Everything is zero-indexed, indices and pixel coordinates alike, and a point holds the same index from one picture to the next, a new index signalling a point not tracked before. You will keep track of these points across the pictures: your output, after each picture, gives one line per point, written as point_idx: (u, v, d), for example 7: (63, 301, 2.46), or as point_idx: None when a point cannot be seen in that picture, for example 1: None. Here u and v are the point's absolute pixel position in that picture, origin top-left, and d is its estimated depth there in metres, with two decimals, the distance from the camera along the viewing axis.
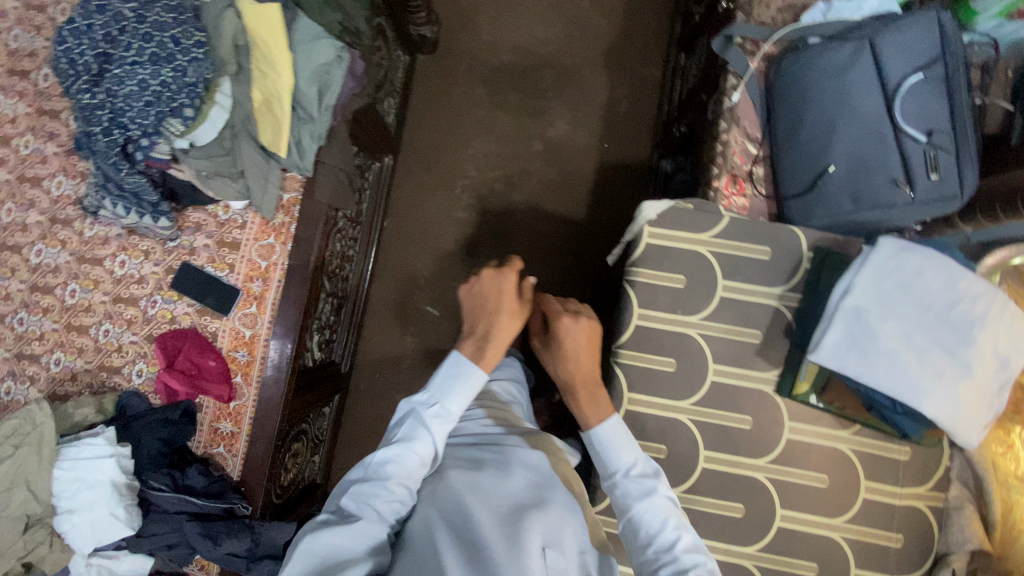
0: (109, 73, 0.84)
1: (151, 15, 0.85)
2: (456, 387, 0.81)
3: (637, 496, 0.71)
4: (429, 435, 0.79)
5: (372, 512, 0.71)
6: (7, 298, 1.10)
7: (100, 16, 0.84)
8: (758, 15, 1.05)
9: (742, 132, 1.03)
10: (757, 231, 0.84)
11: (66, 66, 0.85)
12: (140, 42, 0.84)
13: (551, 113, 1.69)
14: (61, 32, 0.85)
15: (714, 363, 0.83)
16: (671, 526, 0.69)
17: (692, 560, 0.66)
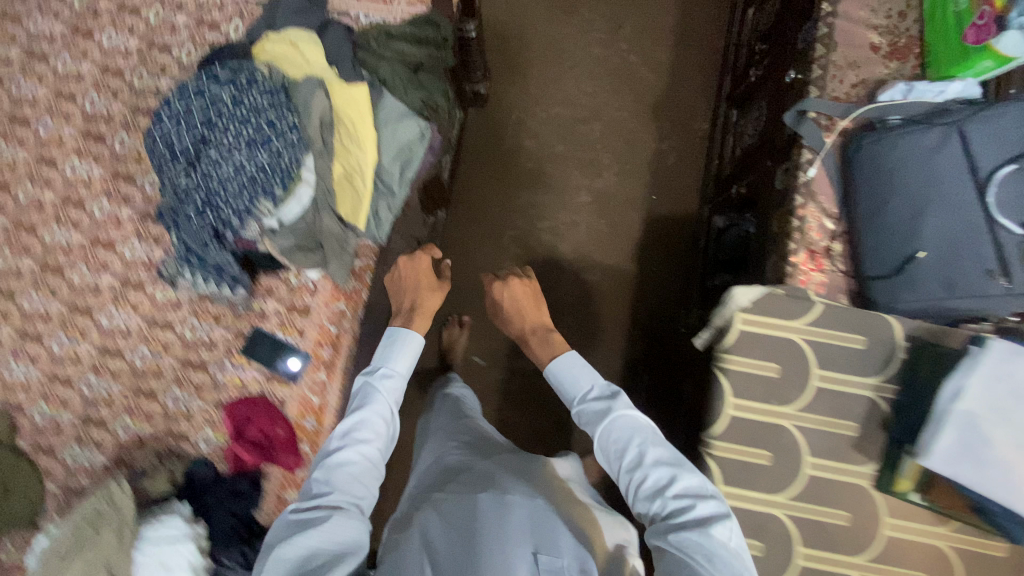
0: (206, 157, 0.85)
1: (248, 100, 0.87)
2: (395, 351, 0.92)
3: (600, 421, 0.81)
4: (378, 402, 0.85)
5: (336, 485, 0.73)
6: (78, 361, 1.11)
7: (200, 101, 0.87)
8: (832, 90, 1.05)
9: (819, 208, 1.02)
10: (851, 320, 0.84)
11: (165, 150, 0.87)
12: (237, 126, 0.86)
13: (599, 165, 1.69)
14: (162, 116, 0.88)
15: (809, 456, 0.82)
16: (635, 442, 0.76)
17: (665, 474, 0.72)
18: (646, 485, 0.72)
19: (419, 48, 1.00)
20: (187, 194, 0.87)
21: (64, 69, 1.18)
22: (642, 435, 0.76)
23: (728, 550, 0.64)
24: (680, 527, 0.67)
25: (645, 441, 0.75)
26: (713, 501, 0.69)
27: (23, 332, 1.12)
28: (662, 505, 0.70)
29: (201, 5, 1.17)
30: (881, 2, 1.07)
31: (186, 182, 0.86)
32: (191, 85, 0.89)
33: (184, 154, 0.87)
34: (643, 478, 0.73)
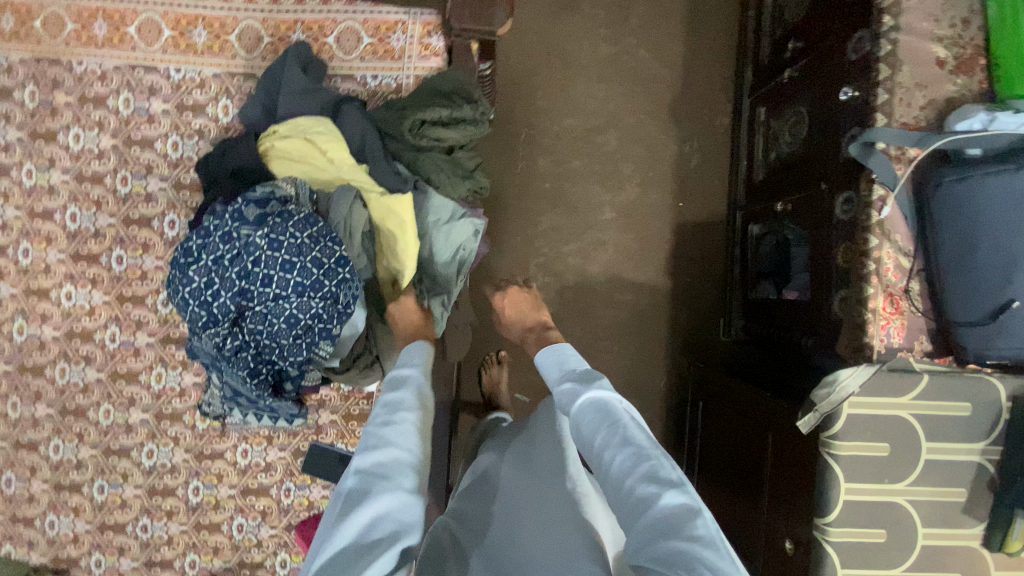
0: (253, 313, 0.78)
1: (287, 239, 0.77)
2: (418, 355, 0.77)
3: (571, 401, 0.69)
4: (421, 381, 0.73)
5: (397, 457, 0.62)
6: (126, 505, 1.03)
7: (233, 249, 0.76)
8: (900, 116, 0.97)
9: (894, 246, 0.97)
10: (956, 387, 0.81)
11: (199, 310, 0.78)
12: (281, 273, 0.77)
13: (620, 176, 1.59)
14: (190, 270, 0.78)
15: (923, 528, 0.82)
16: (605, 421, 0.63)
17: (633, 454, 0.58)
18: (617, 466, 0.58)
19: (457, 129, 0.89)
20: (237, 354, 0.80)
21: (30, 181, 1.01)
22: (618, 416, 0.63)
23: (712, 552, 0.50)
24: (654, 525, 0.52)
25: (621, 421, 0.62)
26: (687, 494, 0.54)
27: (56, 484, 1.02)
28: (633, 488, 0.56)
29: (177, 86, 1.01)
30: (944, 8, 0.98)
31: (232, 343, 0.79)
32: (214, 225, 0.79)
33: (224, 313, 0.78)
34: (613, 459, 0.59)
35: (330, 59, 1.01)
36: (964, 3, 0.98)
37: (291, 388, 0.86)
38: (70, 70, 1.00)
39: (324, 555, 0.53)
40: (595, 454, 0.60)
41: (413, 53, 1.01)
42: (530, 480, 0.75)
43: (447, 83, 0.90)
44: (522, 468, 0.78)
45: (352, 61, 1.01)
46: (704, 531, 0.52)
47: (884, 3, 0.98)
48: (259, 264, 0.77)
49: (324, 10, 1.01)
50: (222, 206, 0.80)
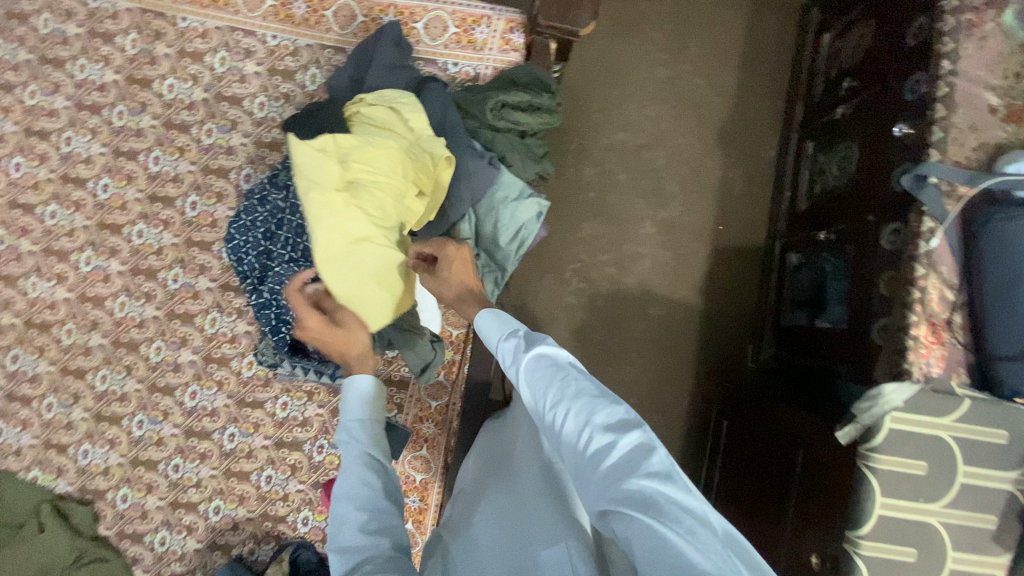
0: (273, 271, 0.94)
1: (301, 204, 0.93)
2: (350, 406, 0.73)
3: (518, 361, 0.68)
4: (361, 445, 0.69)
5: (359, 557, 0.58)
6: (161, 443, 1.05)
7: (263, 213, 0.95)
8: (954, 154, 1.01)
9: (940, 278, 0.99)
10: (997, 414, 0.83)
11: (235, 262, 0.96)
12: (295, 237, 0.93)
13: (663, 194, 1.64)
14: (229, 229, 0.96)
15: (953, 551, 0.82)
16: (555, 376, 0.63)
17: (584, 408, 0.59)
18: (569, 422, 0.59)
19: (532, 115, 0.96)
20: (262, 311, 0.95)
21: (120, 122, 1.07)
22: (563, 371, 0.63)
23: (664, 483, 0.53)
24: (610, 473, 0.55)
25: (568, 375, 0.63)
26: (637, 431, 0.57)
27: (98, 413, 1.05)
28: (588, 440, 0.58)
29: (271, 51, 1.07)
30: (997, 62, 1.02)
31: (258, 298, 0.95)
32: (251, 193, 0.97)
33: (253, 270, 0.96)
34: (564, 418, 0.60)
35: (416, 43, 1.07)
36: None
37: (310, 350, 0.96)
38: (174, 25, 1.08)
39: None
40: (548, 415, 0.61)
41: (495, 46, 1.07)
42: (496, 467, 0.84)
43: (527, 76, 0.96)
44: (489, 460, 0.87)
45: (435, 47, 1.08)
46: (653, 464, 0.54)
47: (946, 48, 1.03)
48: (281, 229, 0.95)
49: None
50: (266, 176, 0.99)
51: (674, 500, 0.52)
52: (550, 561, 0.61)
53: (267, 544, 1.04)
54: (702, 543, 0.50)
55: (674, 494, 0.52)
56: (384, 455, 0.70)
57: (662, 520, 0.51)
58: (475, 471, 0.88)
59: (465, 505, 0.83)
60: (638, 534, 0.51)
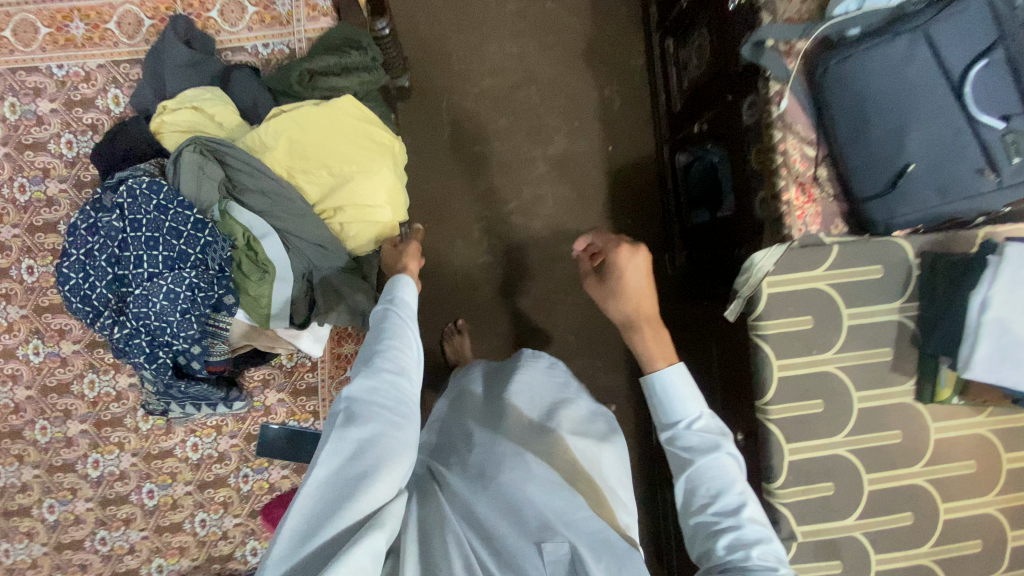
0: (131, 297, 0.77)
1: (142, 217, 0.77)
2: (408, 291, 0.78)
3: (706, 453, 0.74)
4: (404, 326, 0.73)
5: (383, 391, 0.64)
6: (78, 521, 0.99)
7: (94, 238, 0.77)
8: (784, 12, 1.00)
9: (798, 137, 0.99)
10: (866, 251, 0.84)
11: (82, 306, 0.78)
12: (147, 250, 0.77)
13: (547, 129, 1.60)
14: (60, 269, 0.78)
15: (857, 392, 0.85)
16: (736, 491, 0.71)
17: (755, 533, 0.67)
18: (730, 533, 0.67)
19: (346, 77, 0.88)
20: (130, 343, 0.78)
21: None
22: (741, 486, 0.71)
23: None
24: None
25: (745, 495, 0.70)
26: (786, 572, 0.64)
27: (3, 510, 0.98)
28: (742, 558, 0.65)
29: (62, 83, 0.98)
30: None
31: (122, 333, 0.78)
32: (73, 224, 0.78)
33: (107, 303, 0.78)
34: (730, 528, 0.68)
35: (217, 33, 0.99)
36: None
37: (197, 368, 0.81)
38: None
39: (324, 469, 0.57)
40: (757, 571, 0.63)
41: (302, 16, 1.00)
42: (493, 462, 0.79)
43: (343, 37, 0.91)
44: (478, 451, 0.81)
45: (240, 34, 1.00)
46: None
47: None
48: (125, 249, 0.77)
49: None
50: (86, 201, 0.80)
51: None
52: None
53: None
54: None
55: None
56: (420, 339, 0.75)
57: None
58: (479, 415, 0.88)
59: (462, 480, 0.79)
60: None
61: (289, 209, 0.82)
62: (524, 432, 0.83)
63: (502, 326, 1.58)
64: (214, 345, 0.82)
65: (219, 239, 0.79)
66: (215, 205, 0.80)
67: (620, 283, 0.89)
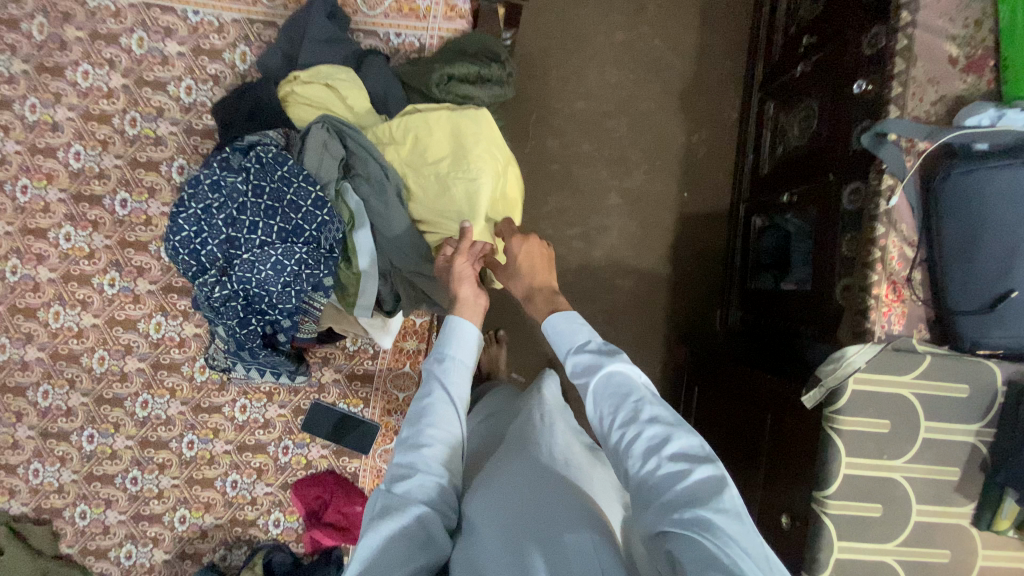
0: (239, 260, 0.78)
1: (267, 185, 0.78)
2: (457, 346, 0.72)
3: (595, 372, 0.69)
4: (446, 391, 0.69)
5: (422, 487, 0.62)
6: (115, 456, 0.99)
7: (214, 197, 0.77)
8: (912, 110, 0.99)
9: (900, 236, 0.99)
10: (958, 369, 0.84)
11: (187, 259, 0.78)
12: (264, 219, 0.78)
13: (628, 163, 1.60)
14: (171, 220, 0.77)
15: (917, 504, 0.84)
16: (632, 398, 0.66)
17: (661, 433, 0.62)
18: (639, 442, 0.62)
19: (482, 88, 0.90)
20: (226, 305, 0.79)
21: (32, 115, 0.96)
22: (639, 391, 0.67)
23: (732, 520, 0.55)
24: (672, 488, 0.58)
25: (643, 398, 0.66)
26: (706, 467, 0.59)
27: (43, 431, 0.98)
28: (656, 467, 0.60)
29: (195, 29, 0.98)
30: (960, 9, 1.00)
31: (220, 294, 0.79)
32: (192, 178, 0.79)
33: (212, 261, 0.79)
34: (635, 438, 0.63)
35: (354, 13, 1.00)
36: (979, 4, 1.00)
37: (284, 340, 0.84)
38: (82, 5, 0.96)
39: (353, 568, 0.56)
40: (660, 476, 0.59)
41: (439, 14, 1.00)
42: (517, 452, 0.78)
43: (484, 49, 0.92)
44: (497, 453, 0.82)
45: (376, 17, 1.00)
46: (719, 490, 0.57)
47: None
48: (242, 212, 0.78)
49: None
50: (209, 158, 0.80)
51: (741, 526, 0.55)
52: (575, 551, 0.59)
53: (239, 548, 1.02)
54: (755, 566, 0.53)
55: (743, 530, 0.55)
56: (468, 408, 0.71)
57: (731, 549, 0.53)
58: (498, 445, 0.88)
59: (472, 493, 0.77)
60: (693, 554, 0.52)
61: (392, 206, 0.83)
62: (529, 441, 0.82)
63: (542, 346, 1.58)
64: (303, 321, 0.85)
65: (335, 219, 0.80)
66: (333, 184, 0.82)
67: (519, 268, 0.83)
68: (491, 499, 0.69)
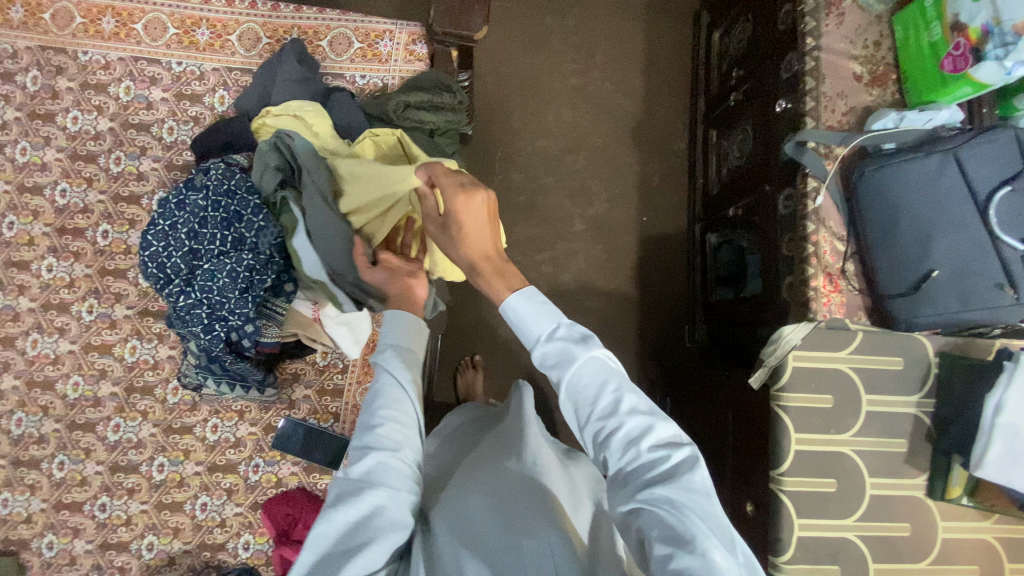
0: (202, 270, 0.86)
1: (223, 200, 0.86)
2: (400, 334, 0.73)
3: (568, 363, 0.62)
4: (394, 377, 0.70)
5: (375, 471, 0.64)
6: (84, 483, 0.99)
7: (181, 214, 0.86)
8: (826, 120, 1.11)
9: (829, 232, 1.07)
10: (890, 343, 0.89)
11: (156, 271, 0.87)
12: (221, 230, 0.86)
13: (588, 193, 1.71)
14: (145, 237, 0.87)
15: (870, 478, 0.87)
16: (609, 388, 0.61)
17: (640, 424, 0.59)
18: (619, 435, 0.59)
19: (436, 113, 1.01)
20: (191, 312, 0.86)
21: (23, 158, 1.04)
22: (617, 378, 0.62)
23: (706, 504, 0.55)
24: (653, 481, 0.57)
25: (621, 386, 0.61)
26: (684, 457, 0.58)
27: (14, 459, 0.99)
28: (636, 461, 0.58)
29: (177, 77, 1.09)
30: (858, 32, 1.14)
31: (185, 301, 0.86)
32: (162, 200, 0.88)
33: (179, 273, 0.87)
34: (615, 432, 0.59)
35: (323, 59, 1.12)
36: (874, 29, 1.14)
37: (247, 345, 0.88)
38: (75, 59, 1.07)
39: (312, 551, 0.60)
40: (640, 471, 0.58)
41: (399, 57, 1.12)
42: (492, 455, 0.81)
43: (436, 77, 1.02)
44: (477, 453, 0.85)
45: (342, 62, 1.12)
46: (693, 477, 0.57)
47: (807, 28, 1.14)
48: (204, 226, 0.87)
49: (319, 18, 1.13)
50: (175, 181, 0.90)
51: (711, 509, 0.55)
52: (530, 553, 0.64)
53: None
54: (728, 550, 0.53)
55: (716, 514, 0.55)
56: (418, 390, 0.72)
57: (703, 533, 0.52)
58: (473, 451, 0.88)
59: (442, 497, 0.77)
60: (664, 537, 0.53)
61: (320, 208, 0.86)
62: (504, 446, 0.83)
63: (517, 369, 1.61)
64: (267, 326, 0.92)
65: (270, 224, 0.87)
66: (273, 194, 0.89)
67: (457, 228, 0.71)
68: (464, 501, 0.73)
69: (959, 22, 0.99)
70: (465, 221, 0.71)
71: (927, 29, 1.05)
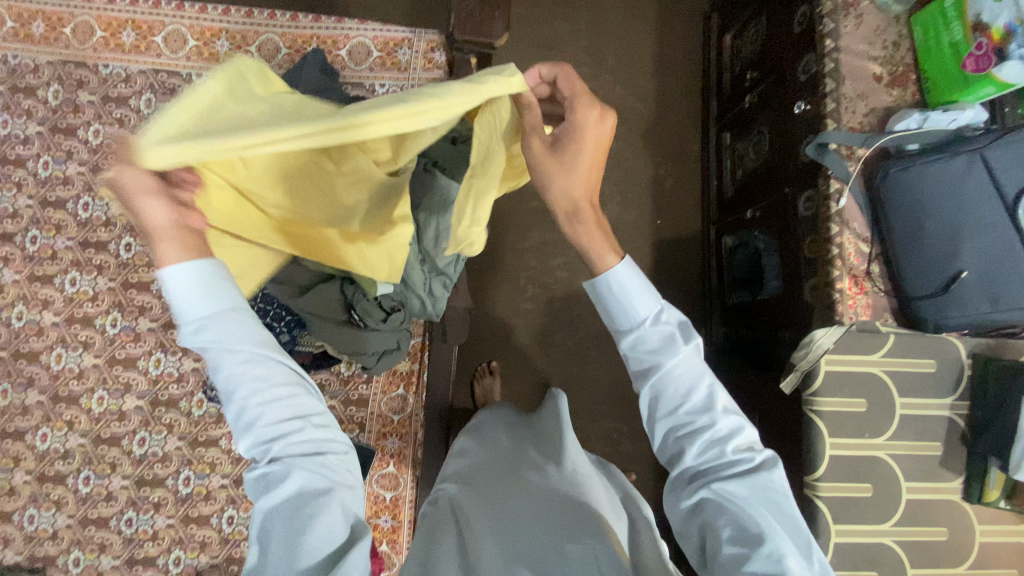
0: None
1: None
2: (194, 292, 0.53)
3: (667, 352, 0.63)
4: (228, 352, 0.54)
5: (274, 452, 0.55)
6: (110, 498, 0.99)
7: None
8: (847, 121, 1.10)
9: (854, 234, 1.07)
10: (922, 345, 0.89)
11: None
12: None
13: (602, 197, 1.70)
14: None
15: (906, 482, 0.86)
16: (704, 385, 0.62)
17: (729, 427, 0.62)
18: (706, 434, 0.62)
19: None
20: None
21: (46, 172, 1.04)
22: (711, 376, 0.63)
23: (780, 506, 0.59)
24: (734, 478, 0.60)
25: (716, 384, 0.63)
26: (765, 459, 0.61)
27: (39, 475, 0.98)
28: (719, 459, 0.61)
29: None
30: (877, 33, 1.13)
31: None
32: None
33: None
34: (703, 430, 0.62)
35: (342, 69, 1.12)
36: (893, 29, 1.13)
37: None
38: (96, 73, 1.07)
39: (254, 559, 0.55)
40: (723, 470, 0.60)
41: (418, 65, 1.12)
42: (524, 459, 0.81)
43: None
44: (513, 450, 0.85)
45: (361, 71, 1.13)
46: (770, 482, 0.60)
47: (825, 29, 1.13)
48: None
49: (337, 27, 1.13)
50: None
51: (786, 513, 0.59)
52: (575, 558, 0.65)
53: None
54: (800, 554, 0.56)
55: (791, 517, 0.59)
56: (251, 341, 0.55)
57: (778, 537, 0.56)
58: (500, 446, 0.87)
59: (471, 499, 0.76)
60: (738, 538, 0.57)
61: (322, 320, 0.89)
62: (535, 453, 0.82)
63: (534, 374, 1.61)
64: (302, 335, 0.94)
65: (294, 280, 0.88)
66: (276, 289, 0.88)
67: (571, 157, 0.63)
68: (505, 509, 0.72)
69: (982, 22, 1.01)
70: (584, 143, 0.64)
71: (947, 28, 1.04)
